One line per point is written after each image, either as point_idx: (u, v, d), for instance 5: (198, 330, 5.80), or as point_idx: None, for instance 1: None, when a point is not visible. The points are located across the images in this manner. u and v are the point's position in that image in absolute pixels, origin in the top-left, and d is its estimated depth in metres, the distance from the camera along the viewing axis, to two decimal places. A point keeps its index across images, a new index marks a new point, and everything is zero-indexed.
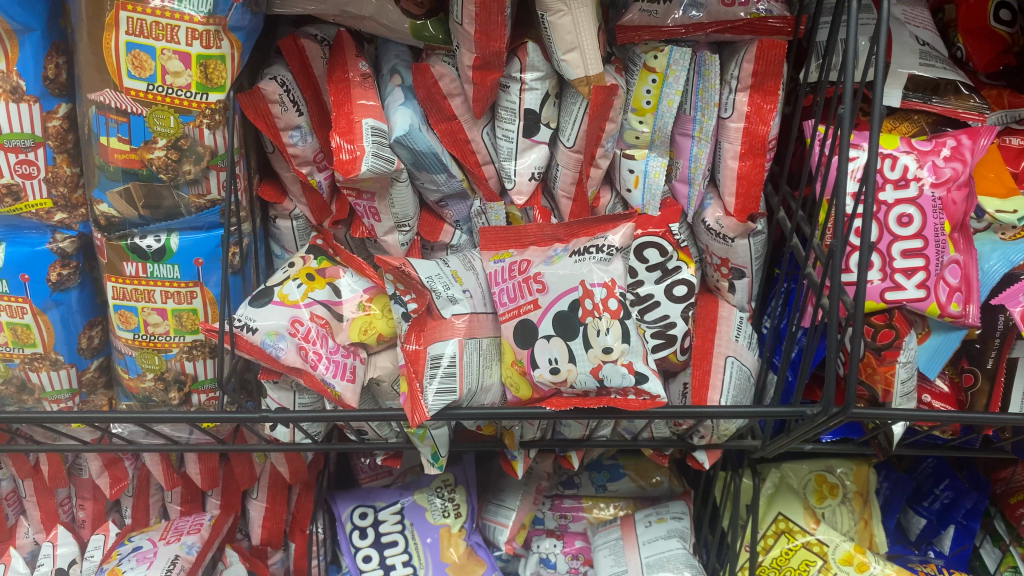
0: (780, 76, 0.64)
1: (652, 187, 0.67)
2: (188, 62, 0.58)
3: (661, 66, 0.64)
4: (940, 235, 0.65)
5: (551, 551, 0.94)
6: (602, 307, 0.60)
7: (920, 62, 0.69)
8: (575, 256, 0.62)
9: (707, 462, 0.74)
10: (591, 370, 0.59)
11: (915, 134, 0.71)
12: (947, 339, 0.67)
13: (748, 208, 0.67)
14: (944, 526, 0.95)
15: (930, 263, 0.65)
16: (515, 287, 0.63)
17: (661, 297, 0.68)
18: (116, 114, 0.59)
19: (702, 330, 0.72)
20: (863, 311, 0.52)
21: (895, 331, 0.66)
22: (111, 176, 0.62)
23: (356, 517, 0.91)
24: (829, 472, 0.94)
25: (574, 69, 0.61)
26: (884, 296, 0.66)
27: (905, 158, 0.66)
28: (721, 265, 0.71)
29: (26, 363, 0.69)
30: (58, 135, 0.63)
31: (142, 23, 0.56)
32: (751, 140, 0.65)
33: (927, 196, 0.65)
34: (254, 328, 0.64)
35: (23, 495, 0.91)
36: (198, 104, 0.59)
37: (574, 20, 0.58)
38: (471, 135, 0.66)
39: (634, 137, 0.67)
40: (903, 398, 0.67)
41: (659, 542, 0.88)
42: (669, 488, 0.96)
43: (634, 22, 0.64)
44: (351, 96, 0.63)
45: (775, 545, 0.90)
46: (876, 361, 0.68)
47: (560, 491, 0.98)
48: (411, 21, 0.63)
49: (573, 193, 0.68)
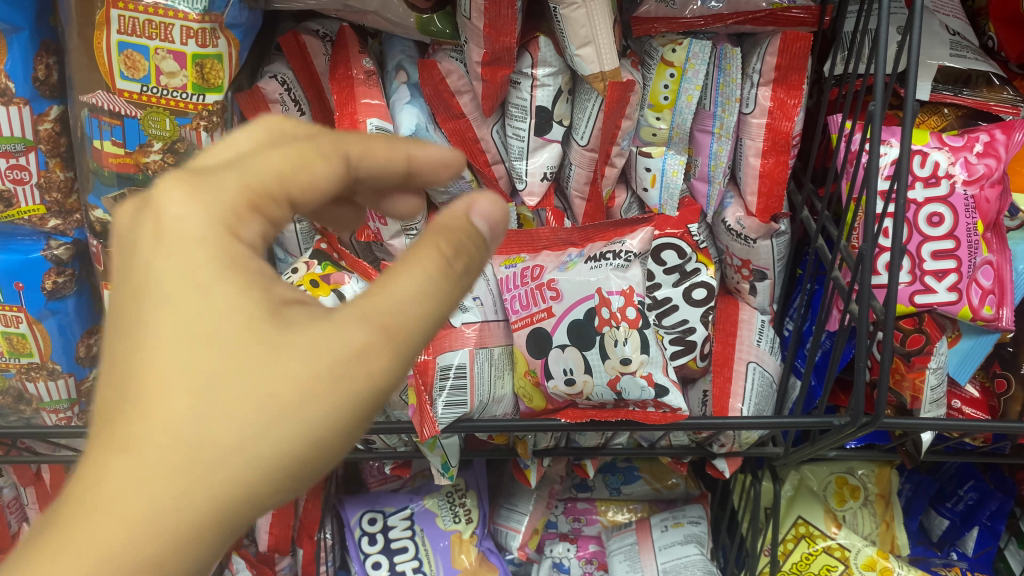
0: (805, 69, 0.60)
1: (670, 186, 0.64)
2: (184, 62, 0.54)
3: (679, 60, 0.61)
4: (972, 235, 0.62)
5: (564, 555, 0.92)
6: (620, 316, 0.57)
7: (950, 53, 0.65)
8: (590, 262, 0.59)
9: (728, 471, 0.71)
10: (609, 382, 0.57)
11: (944, 129, 0.68)
12: (978, 344, 0.64)
13: (771, 207, 0.64)
14: (968, 528, 0.93)
15: (962, 264, 0.62)
16: (528, 294, 0.60)
17: (680, 301, 0.66)
18: (109, 116, 0.56)
19: (722, 335, 0.70)
20: (893, 317, 0.50)
21: (926, 336, 0.63)
22: (106, 181, 0.59)
23: (365, 522, 0.89)
24: (850, 474, 0.93)
25: (588, 64, 0.57)
26: (913, 299, 0.63)
27: (937, 154, 0.63)
28: (742, 267, 0.69)
29: (23, 373, 0.67)
30: (50, 138, 0.60)
31: (135, 21, 0.53)
32: (774, 136, 0.62)
33: (959, 193, 0.62)
34: None
35: (24, 503, 0.89)
36: (195, 105, 0.56)
37: (589, 13, 0.55)
38: (481, 134, 0.63)
39: (650, 134, 0.64)
40: (932, 406, 0.64)
41: (676, 548, 0.87)
42: (685, 490, 0.93)
43: (650, 13, 0.60)
44: (355, 94, 0.61)
45: (795, 549, 0.89)
46: (904, 368, 0.64)
47: (574, 493, 0.96)
48: (417, 15, 0.60)
49: (587, 194, 0.65)
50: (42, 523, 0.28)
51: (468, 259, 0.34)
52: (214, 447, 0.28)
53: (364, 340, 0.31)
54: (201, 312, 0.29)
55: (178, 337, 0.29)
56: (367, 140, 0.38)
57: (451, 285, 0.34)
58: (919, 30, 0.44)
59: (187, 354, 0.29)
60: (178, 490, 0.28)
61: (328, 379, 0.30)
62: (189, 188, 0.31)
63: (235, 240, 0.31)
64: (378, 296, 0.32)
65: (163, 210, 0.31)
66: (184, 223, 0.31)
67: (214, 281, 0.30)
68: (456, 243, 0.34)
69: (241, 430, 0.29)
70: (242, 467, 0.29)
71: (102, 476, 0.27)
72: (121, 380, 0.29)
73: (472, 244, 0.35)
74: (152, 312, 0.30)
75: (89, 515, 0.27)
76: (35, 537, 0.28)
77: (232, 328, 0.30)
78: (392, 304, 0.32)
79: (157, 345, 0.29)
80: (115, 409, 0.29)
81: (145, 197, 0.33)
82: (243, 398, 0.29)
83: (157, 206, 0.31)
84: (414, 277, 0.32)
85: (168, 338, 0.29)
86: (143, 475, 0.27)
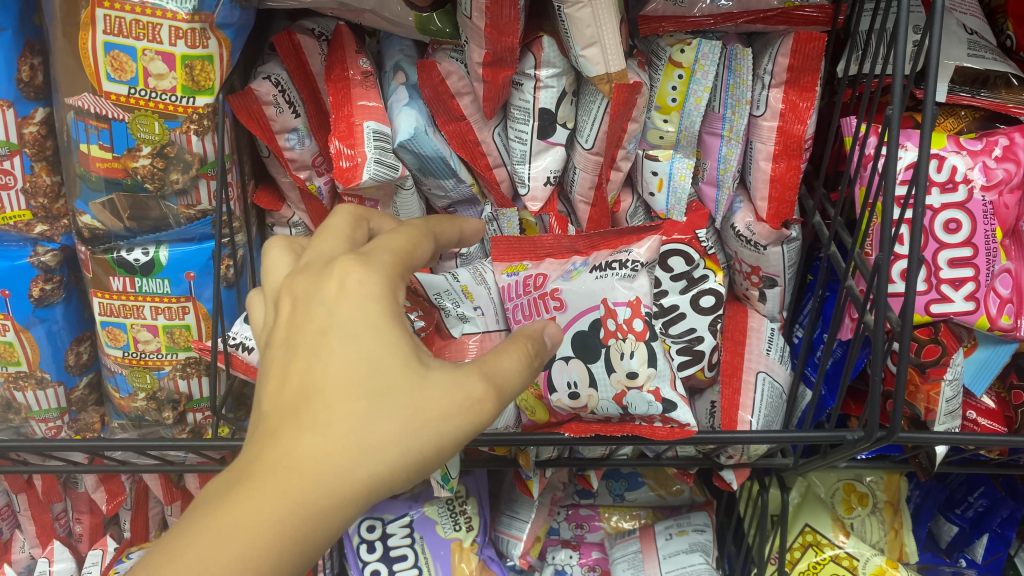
0: (818, 71, 0.58)
1: (677, 190, 0.62)
2: (173, 64, 0.52)
3: (688, 61, 0.59)
4: (992, 243, 0.60)
5: (567, 563, 0.91)
6: (626, 328, 0.55)
7: (968, 53, 0.63)
8: (595, 271, 0.57)
9: (735, 482, 0.69)
10: (615, 397, 0.55)
11: (960, 130, 0.66)
12: (995, 353, 0.63)
13: (782, 213, 0.62)
14: (978, 534, 0.91)
15: (980, 273, 0.60)
16: (530, 304, 0.58)
17: (687, 309, 0.64)
18: (96, 120, 0.54)
19: (731, 343, 0.68)
20: (911, 327, 0.47)
21: (942, 347, 0.61)
22: (94, 186, 0.57)
23: (364, 529, 0.86)
24: (858, 481, 0.91)
25: (593, 66, 0.55)
26: (929, 309, 0.60)
27: (954, 159, 0.61)
28: (751, 273, 0.67)
29: (10, 382, 0.65)
30: (35, 142, 0.58)
31: (121, 21, 0.51)
32: (785, 139, 0.60)
33: (977, 199, 0.60)
34: (250, 348, 0.59)
35: (17, 509, 0.87)
36: (184, 108, 0.54)
37: (594, 12, 0.53)
38: (482, 137, 0.61)
39: (658, 137, 0.62)
40: (948, 418, 0.62)
41: (681, 557, 0.85)
42: (690, 497, 0.91)
43: (658, 12, 0.58)
44: (351, 96, 0.59)
45: (802, 558, 0.87)
46: (919, 378, 0.62)
47: (576, 500, 0.93)
48: (416, 13, 0.57)
49: (592, 198, 0.63)
50: (229, 482, 0.34)
51: (541, 362, 0.44)
52: (372, 443, 0.35)
53: (481, 391, 0.38)
54: (370, 347, 0.37)
55: (352, 362, 0.37)
56: (441, 220, 0.49)
57: (530, 373, 0.43)
58: (940, 27, 0.42)
59: (358, 376, 0.37)
60: (345, 469, 0.35)
61: (460, 413, 0.38)
62: (362, 262, 0.40)
63: (395, 302, 0.40)
64: (493, 364, 0.41)
65: (348, 275, 0.39)
66: (362, 286, 0.39)
67: (381, 323, 0.38)
68: (538, 347, 0.44)
69: (394, 435, 0.36)
70: (387, 464, 0.36)
71: (288, 452, 0.35)
72: (303, 387, 0.37)
73: (542, 346, 0.44)
74: (333, 344, 0.37)
75: (280, 475, 0.34)
76: (224, 490, 0.34)
77: (393, 362, 0.37)
78: (498, 372, 0.40)
79: (335, 367, 0.37)
80: (297, 408, 0.36)
81: (320, 270, 0.41)
82: (398, 415, 0.36)
83: (339, 274, 0.40)
84: (509, 362, 0.41)
85: (343, 361, 0.37)
86: (320, 456, 0.35)
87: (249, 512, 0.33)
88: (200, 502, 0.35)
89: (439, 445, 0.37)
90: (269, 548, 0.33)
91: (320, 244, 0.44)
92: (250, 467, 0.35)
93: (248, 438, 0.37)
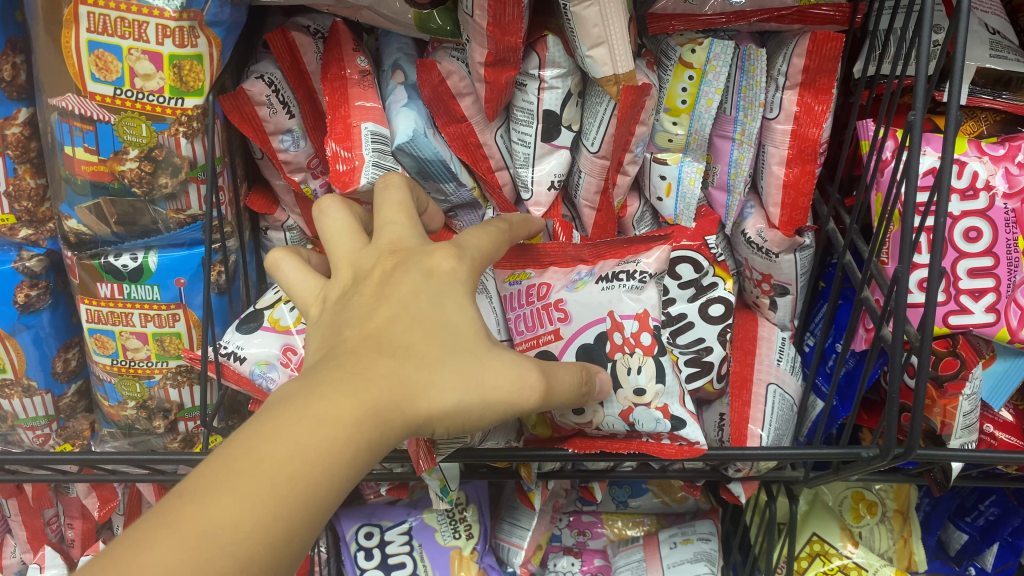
0: (835, 72, 0.56)
1: (686, 196, 0.60)
2: (160, 64, 0.50)
3: (698, 62, 0.57)
4: (1012, 252, 0.58)
5: (569, 570, 0.89)
6: (633, 342, 0.53)
7: (990, 53, 0.61)
8: (602, 282, 0.55)
9: (743, 495, 0.68)
10: (621, 414, 0.52)
11: (980, 134, 0.63)
12: (1013, 367, 0.60)
13: (796, 220, 0.60)
14: (988, 543, 0.89)
15: (1000, 283, 0.58)
16: (533, 315, 0.56)
17: (696, 318, 0.62)
18: (80, 121, 0.52)
19: (741, 353, 0.66)
20: (931, 340, 0.44)
21: (961, 360, 0.59)
22: (80, 190, 0.55)
23: (361, 536, 0.85)
24: (867, 490, 0.89)
25: (600, 67, 0.53)
26: (947, 321, 0.58)
27: (975, 164, 0.58)
28: (762, 281, 0.65)
29: None
30: (18, 143, 0.56)
31: (105, 19, 0.49)
32: (799, 143, 0.58)
33: (999, 207, 0.58)
34: (242, 357, 0.57)
35: (7, 514, 0.85)
36: (172, 110, 0.52)
37: (601, 11, 0.51)
38: (483, 139, 0.58)
39: (667, 140, 0.60)
40: (965, 432, 0.60)
41: (684, 567, 0.83)
42: (695, 504, 0.89)
43: (668, 10, 0.56)
44: (348, 96, 0.57)
45: (809, 568, 0.84)
46: (935, 393, 0.60)
47: (579, 506, 0.92)
48: (416, 10, 0.55)
49: (598, 203, 0.60)
50: (298, 388, 0.34)
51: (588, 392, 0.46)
52: (438, 386, 0.36)
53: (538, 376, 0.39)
54: (437, 324, 0.38)
55: (431, 318, 0.38)
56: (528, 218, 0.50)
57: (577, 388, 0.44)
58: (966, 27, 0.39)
59: (433, 328, 0.38)
60: (413, 399, 0.35)
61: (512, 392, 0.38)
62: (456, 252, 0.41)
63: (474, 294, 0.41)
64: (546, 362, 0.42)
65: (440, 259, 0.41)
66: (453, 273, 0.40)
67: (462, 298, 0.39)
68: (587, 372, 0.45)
69: (460, 384, 0.37)
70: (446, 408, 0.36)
71: (362, 371, 0.35)
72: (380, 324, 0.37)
73: (594, 385, 0.47)
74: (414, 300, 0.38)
75: (354, 385, 0.34)
76: (294, 395, 0.34)
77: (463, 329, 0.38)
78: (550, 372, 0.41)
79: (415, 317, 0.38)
80: (372, 341, 0.36)
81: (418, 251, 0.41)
82: (461, 371, 0.37)
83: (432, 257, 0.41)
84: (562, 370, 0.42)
85: (422, 318, 0.38)
86: (393, 380, 0.35)
87: (324, 411, 0.33)
88: (269, 406, 0.34)
89: (492, 411, 0.38)
90: (339, 450, 0.32)
91: (402, 216, 0.44)
92: (323, 379, 0.34)
93: (317, 361, 0.36)
